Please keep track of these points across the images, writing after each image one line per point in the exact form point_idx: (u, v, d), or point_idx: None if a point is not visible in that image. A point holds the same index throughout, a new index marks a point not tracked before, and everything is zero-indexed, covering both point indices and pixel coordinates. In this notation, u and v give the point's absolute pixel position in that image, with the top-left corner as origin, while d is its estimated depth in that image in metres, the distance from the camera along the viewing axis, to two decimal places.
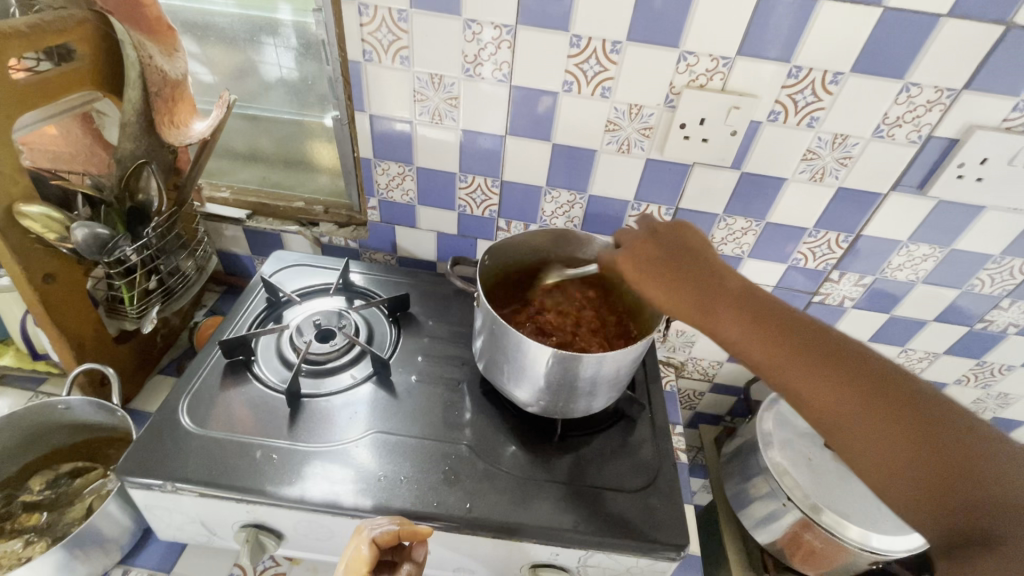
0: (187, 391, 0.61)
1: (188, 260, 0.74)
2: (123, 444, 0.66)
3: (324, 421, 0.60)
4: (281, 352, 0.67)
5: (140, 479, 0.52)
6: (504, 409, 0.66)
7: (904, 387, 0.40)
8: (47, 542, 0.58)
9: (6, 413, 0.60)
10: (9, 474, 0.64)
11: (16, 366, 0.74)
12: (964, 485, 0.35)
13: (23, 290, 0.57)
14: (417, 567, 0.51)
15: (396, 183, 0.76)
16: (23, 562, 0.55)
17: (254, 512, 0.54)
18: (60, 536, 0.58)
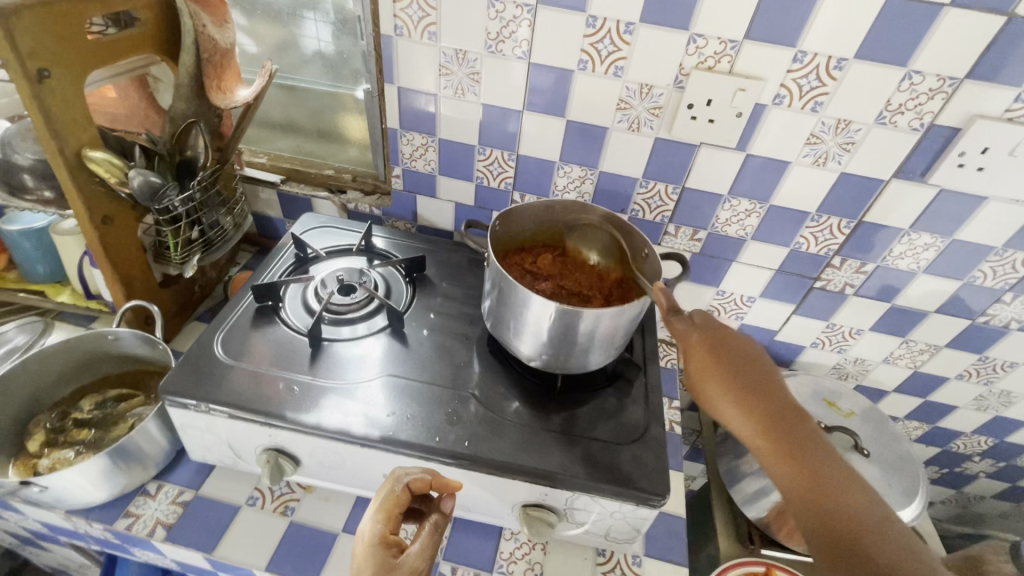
0: (221, 328, 0.67)
1: (227, 216, 0.81)
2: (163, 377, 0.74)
3: (342, 362, 0.66)
4: (306, 301, 0.73)
5: (179, 398, 0.59)
6: (507, 365, 0.71)
7: (833, 479, 0.50)
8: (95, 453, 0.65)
9: (65, 338, 0.68)
10: (63, 395, 0.71)
11: (72, 303, 0.82)
12: (877, 551, 0.45)
13: (86, 228, 0.64)
14: (444, 518, 0.53)
15: (419, 153, 0.81)
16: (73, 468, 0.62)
17: (275, 436, 0.60)
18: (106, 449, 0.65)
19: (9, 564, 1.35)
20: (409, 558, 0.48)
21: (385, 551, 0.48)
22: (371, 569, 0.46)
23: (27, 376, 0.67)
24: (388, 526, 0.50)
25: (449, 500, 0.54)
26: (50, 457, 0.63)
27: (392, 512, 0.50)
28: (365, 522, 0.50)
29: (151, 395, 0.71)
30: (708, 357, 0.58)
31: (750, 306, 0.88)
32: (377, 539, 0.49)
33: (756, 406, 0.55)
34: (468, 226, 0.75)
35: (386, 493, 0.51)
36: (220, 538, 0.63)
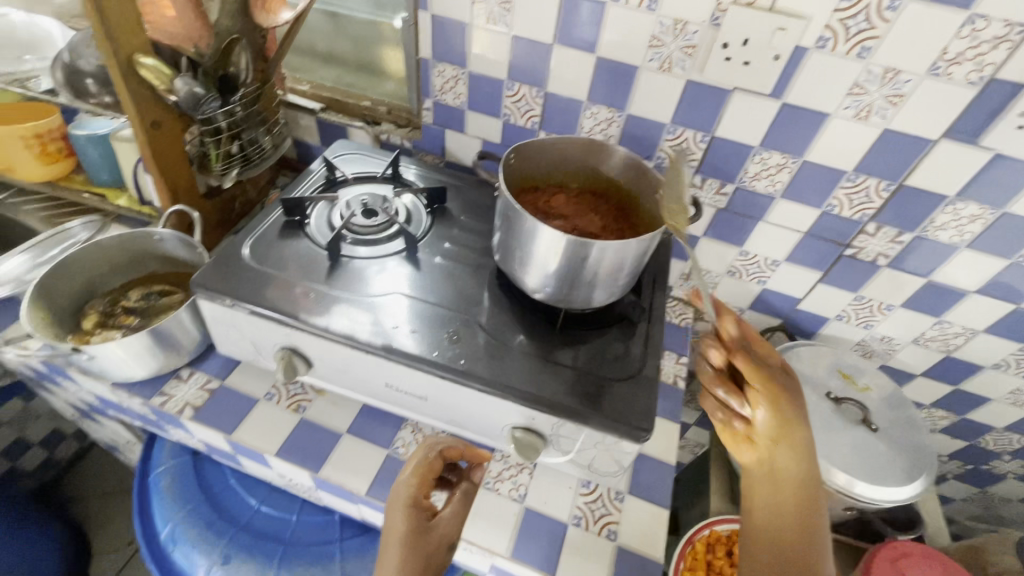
0: (250, 236, 0.72)
1: (266, 136, 0.85)
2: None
3: (357, 278, 0.69)
4: (330, 219, 0.76)
5: (209, 292, 0.65)
6: (514, 297, 0.72)
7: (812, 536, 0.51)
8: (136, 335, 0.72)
9: (118, 232, 0.75)
10: (115, 286, 0.79)
11: (128, 207, 0.91)
12: None
13: (136, 130, 0.69)
14: (473, 487, 0.62)
15: (450, 86, 0.82)
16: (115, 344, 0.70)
17: (291, 336, 0.65)
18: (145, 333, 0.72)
19: (76, 446, 1.55)
20: (441, 520, 0.57)
21: (422, 511, 0.56)
22: (407, 525, 0.55)
23: (84, 263, 0.75)
24: (424, 490, 0.58)
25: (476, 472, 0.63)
26: (100, 334, 0.72)
27: (426, 479, 0.59)
28: (404, 485, 0.58)
29: (189, 294, 0.78)
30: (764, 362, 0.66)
31: (774, 271, 0.85)
32: (415, 502, 0.57)
33: (782, 450, 0.54)
34: (481, 157, 0.78)
35: (424, 461, 0.60)
36: (239, 424, 0.69)
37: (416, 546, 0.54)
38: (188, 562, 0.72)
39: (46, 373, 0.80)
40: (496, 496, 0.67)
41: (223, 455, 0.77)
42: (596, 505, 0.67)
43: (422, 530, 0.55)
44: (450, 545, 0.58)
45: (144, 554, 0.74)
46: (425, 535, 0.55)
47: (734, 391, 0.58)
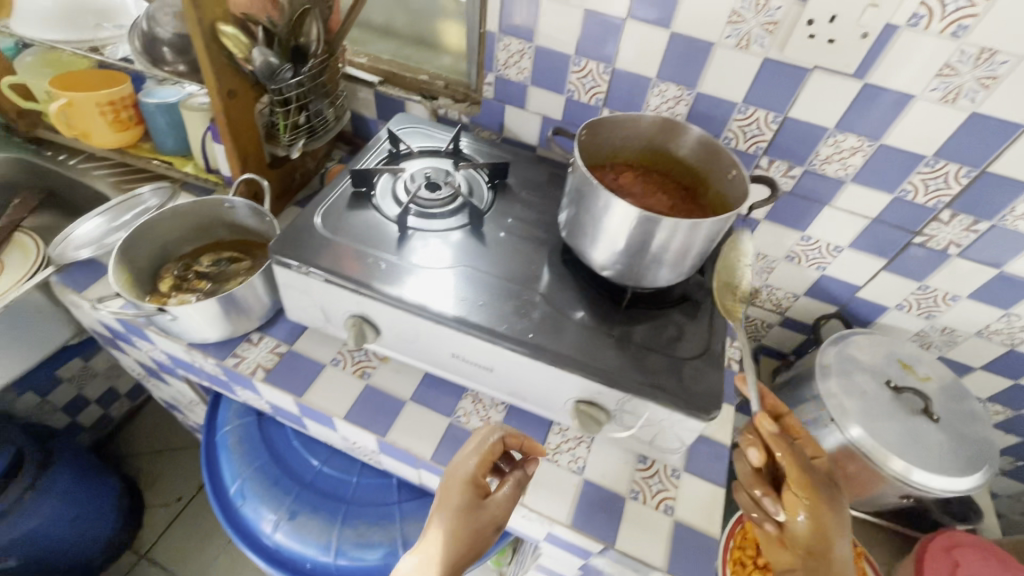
0: (321, 206, 0.74)
1: (329, 107, 0.86)
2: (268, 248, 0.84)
3: (424, 249, 0.71)
4: (396, 192, 0.77)
5: (285, 259, 0.67)
6: (576, 274, 0.73)
7: None
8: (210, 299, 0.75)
9: (192, 199, 0.78)
10: (186, 252, 0.82)
11: (195, 175, 0.94)
12: None
13: (214, 100, 0.71)
14: (526, 479, 0.61)
15: (514, 61, 0.81)
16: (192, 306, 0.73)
17: (362, 305, 0.67)
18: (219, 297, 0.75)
19: (129, 405, 1.63)
20: (492, 502, 0.58)
21: (476, 490, 0.57)
22: (461, 501, 0.57)
23: (160, 228, 0.78)
24: (482, 471, 0.59)
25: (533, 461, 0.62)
26: (176, 297, 0.75)
27: (485, 461, 0.59)
28: (464, 462, 0.59)
29: (257, 262, 0.81)
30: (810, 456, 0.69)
31: (835, 257, 0.84)
32: (472, 479, 0.58)
33: (811, 559, 0.57)
34: (553, 133, 0.74)
35: (484, 444, 0.60)
36: (309, 387, 0.72)
37: (467, 521, 0.55)
38: (256, 516, 0.76)
39: (121, 333, 0.84)
40: (555, 466, 0.69)
41: (288, 417, 0.80)
42: (653, 481, 0.69)
43: (473, 508, 0.57)
44: (498, 528, 0.59)
45: (215, 505, 0.78)
46: (475, 513, 0.56)
47: (771, 494, 0.61)
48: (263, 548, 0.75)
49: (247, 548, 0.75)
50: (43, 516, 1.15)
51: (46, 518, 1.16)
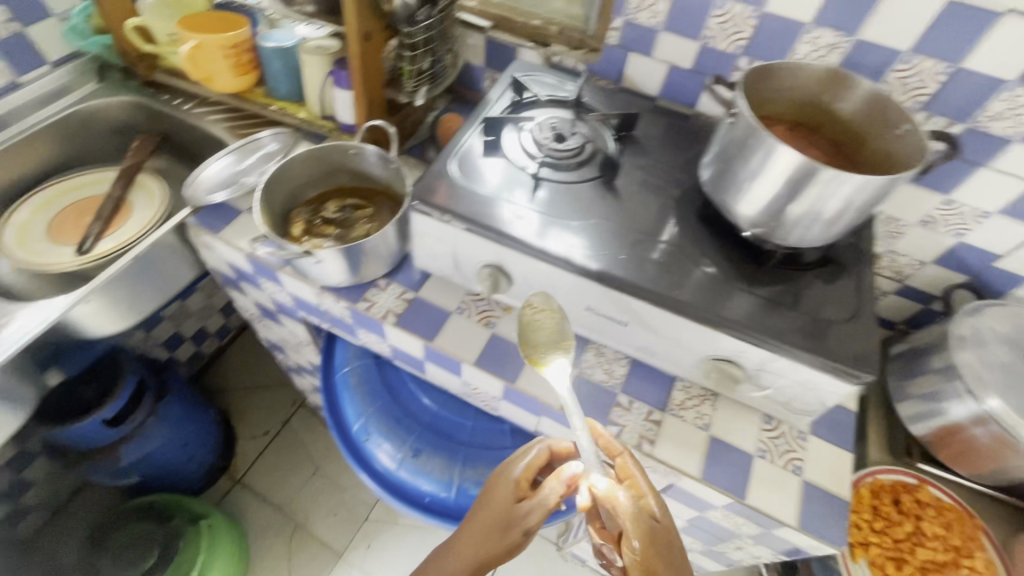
0: (453, 155, 0.74)
1: (448, 53, 0.85)
2: (390, 195, 0.85)
3: (559, 200, 0.70)
4: (524, 142, 0.76)
5: (426, 207, 0.67)
6: (712, 230, 0.70)
7: None
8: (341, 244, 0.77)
9: (321, 143, 0.79)
10: (311, 196, 0.84)
11: (308, 121, 0.94)
12: None
13: (353, 44, 0.71)
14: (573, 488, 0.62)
15: (648, 4, 0.77)
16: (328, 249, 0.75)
17: (500, 255, 0.67)
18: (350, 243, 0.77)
19: (216, 344, 1.73)
20: (528, 505, 0.61)
21: (512, 491, 0.63)
22: (504, 498, 0.63)
23: (292, 172, 0.79)
24: (524, 476, 0.64)
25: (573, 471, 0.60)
26: (309, 240, 0.77)
27: (526, 467, 0.65)
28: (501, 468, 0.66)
29: (380, 209, 0.83)
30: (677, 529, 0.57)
31: (979, 223, 0.78)
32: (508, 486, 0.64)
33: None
34: (712, 81, 0.65)
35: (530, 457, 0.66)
36: (437, 332, 0.75)
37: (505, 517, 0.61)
38: (379, 450, 0.81)
39: (248, 274, 0.88)
40: (681, 422, 0.70)
41: (407, 361, 0.83)
42: (779, 441, 0.69)
43: (501, 508, 0.62)
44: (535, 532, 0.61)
45: (339, 439, 0.82)
46: (502, 515, 0.61)
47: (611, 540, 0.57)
48: (386, 479, 0.79)
49: (370, 478, 0.79)
50: (161, 441, 1.25)
51: (163, 442, 1.26)
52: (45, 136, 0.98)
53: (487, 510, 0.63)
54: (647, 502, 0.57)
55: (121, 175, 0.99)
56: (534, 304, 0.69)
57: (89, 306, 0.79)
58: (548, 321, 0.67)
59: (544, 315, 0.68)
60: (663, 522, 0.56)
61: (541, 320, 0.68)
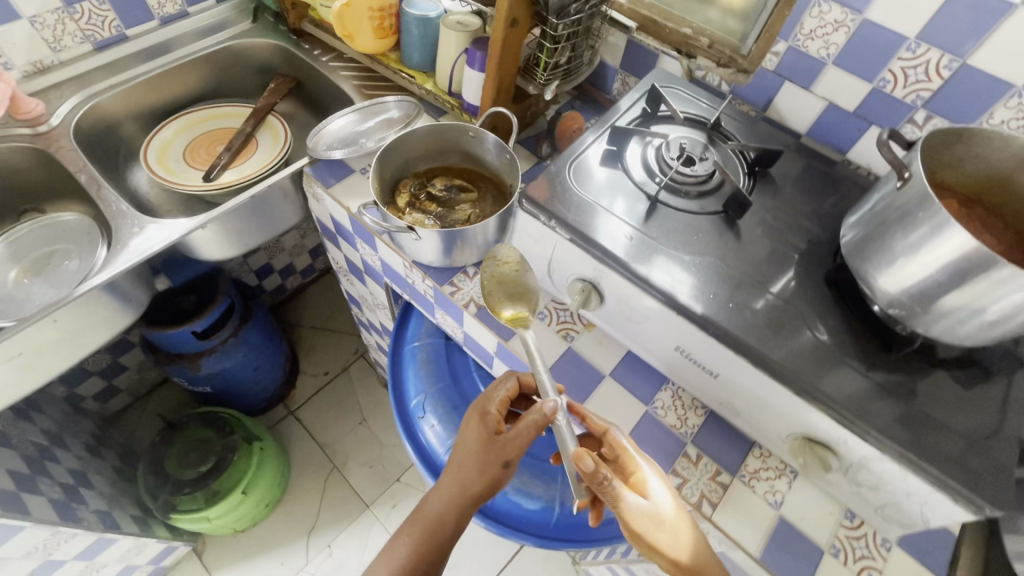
0: (571, 159, 0.71)
1: (587, 50, 0.82)
2: (497, 183, 0.84)
3: (673, 228, 0.65)
4: (648, 159, 0.72)
5: (533, 207, 0.65)
6: (839, 296, 0.62)
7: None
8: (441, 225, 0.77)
9: (443, 120, 0.79)
10: (422, 169, 0.85)
11: (434, 95, 0.95)
12: None
13: (498, 27, 0.70)
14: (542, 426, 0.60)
15: (823, 33, 0.70)
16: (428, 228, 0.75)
17: (597, 272, 0.64)
18: (449, 226, 0.77)
19: (300, 281, 1.84)
20: (498, 441, 0.60)
21: (485, 428, 0.62)
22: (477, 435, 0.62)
23: (409, 143, 0.80)
24: (495, 409, 0.65)
25: (551, 404, 0.58)
26: (411, 215, 0.77)
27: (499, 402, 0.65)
28: (474, 404, 0.66)
29: (483, 196, 0.82)
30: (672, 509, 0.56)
31: None
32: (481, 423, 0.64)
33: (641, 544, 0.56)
34: (888, 135, 0.57)
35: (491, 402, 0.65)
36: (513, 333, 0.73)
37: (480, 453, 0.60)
38: (430, 432, 0.82)
39: (346, 232, 0.91)
40: (750, 492, 0.64)
41: (476, 352, 0.82)
42: (859, 545, 0.61)
43: (477, 444, 0.61)
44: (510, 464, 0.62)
45: (395, 410, 0.84)
46: (477, 453, 0.60)
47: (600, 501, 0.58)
48: (431, 461, 0.80)
49: (416, 457, 0.80)
50: (236, 361, 1.35)
51: (239, 362, 1.36)
52: (199, 66, 1.06)
53: (460, 450, 0.62)
54: (622, 500, 0.54)
55: (255, 114, 1.05)
56: (503, 258, 0.73)
57: (205, 233, 0.84)
58: (511, 272, 0.72)
59: (509, 266, 0.73)
60: (641, 516, 0.54)
61: (507, 272, 0.73)
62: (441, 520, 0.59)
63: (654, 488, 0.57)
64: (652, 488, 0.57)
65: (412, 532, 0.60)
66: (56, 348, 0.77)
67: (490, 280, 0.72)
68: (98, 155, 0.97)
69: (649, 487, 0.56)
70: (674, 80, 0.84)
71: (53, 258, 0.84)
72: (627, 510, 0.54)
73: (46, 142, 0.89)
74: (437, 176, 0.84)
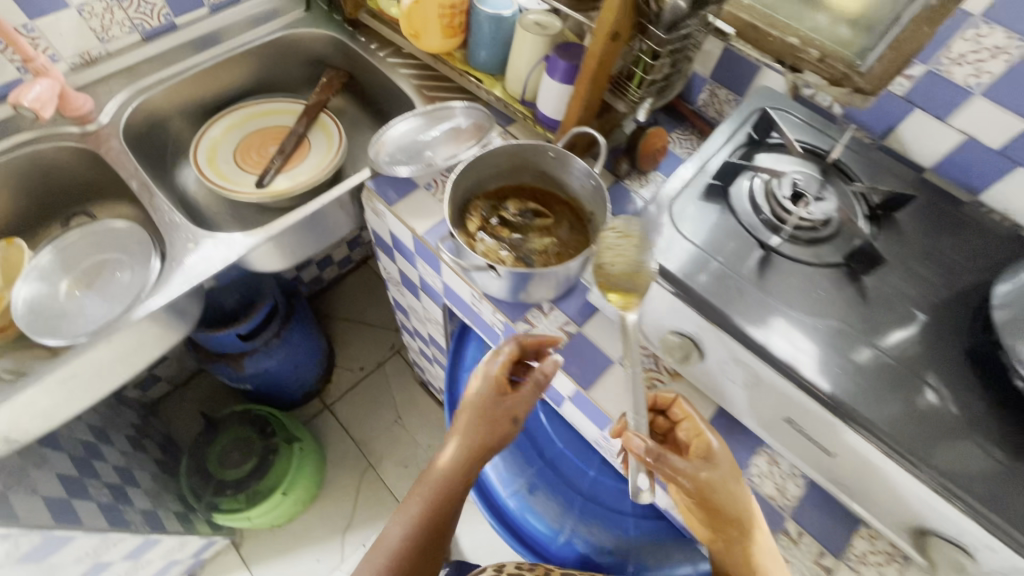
0: (671, 195, 0.64)
1: (686, 65, 0.73)
2: (573, 207, 0.76)
3: (790, 283, 0.58)
4: (757, 196, 0.64)
5: (631, 252, 0.59)
6: (986, 372, 0.53)
7: (721, 540, 0.60)
8: (516, 258, 0.71)
9: (522, 139, 0.71)
10: (491, 188, 0.78)
11: (504, 102, 0.87)
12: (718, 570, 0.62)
13: (598, 41, 0.62)
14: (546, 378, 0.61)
15: (976, 58, 0.61)
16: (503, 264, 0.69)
17: (702, 329, 0.57)
18: (526, 259, 0.71)
19: (337, 272, 1.81)
20: (498, 399, 0.62)
21: (488, 391, 0.62)
22: (484, 399, 0.62)
23: (481, 163, 0.73)
24: (501, 375, 0.62)
25: (551, 364, 0.60)
26: (484, 243, 0.71)
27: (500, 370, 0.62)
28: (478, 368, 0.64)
29: (562, 224, 0.75)
30: (730, 482, 0.57)
31: None
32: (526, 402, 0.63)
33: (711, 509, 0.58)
34: None
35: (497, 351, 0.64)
36: (594, 381, 0.67)
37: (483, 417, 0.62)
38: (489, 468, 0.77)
39: (406, 250, 0.85)
40: None
41: (546, 389, 0.78)
42: None
43: (479, 411, 0.62)
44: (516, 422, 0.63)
45: None
46: (473, 413, 0.62)
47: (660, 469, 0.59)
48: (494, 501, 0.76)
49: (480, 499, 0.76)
50: (278, 360, 1.33)
51: (280, 361, 1.34)
52: (250, 58, 1.00)
53: (468, 411, 0.63)
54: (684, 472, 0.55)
55: (307, 112, 0.99)
56: (619, 228, 0.62)
57: (263, 251, 0.78)
58: (627, 249, 0.60)
59: (624, 241, 0.61)
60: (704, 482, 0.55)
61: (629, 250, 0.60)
62: (451, 480, 0.62)
63: (717, 455, 0.58)
64: (722, 457, 0.58)
65: (423, 494, 0.63)
66: (114, 371, 0.73)
67: (603, 255, 0.61)
68: (147, 155, 0.93)
69: (713, 451, 0.58)
70: (782, 97, 0.75)
71: (105, 269, 0.80)
72: (694, 476, 0.55)
73: (95, 142, 0.84)
74: (508, 197, 0.77)
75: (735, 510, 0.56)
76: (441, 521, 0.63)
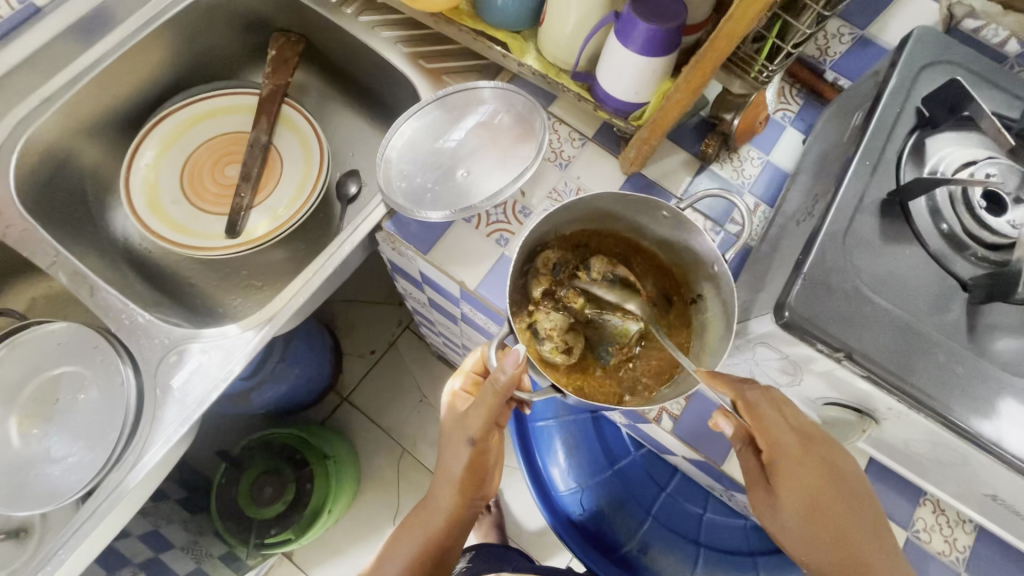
0: (841, 228, 0.46)
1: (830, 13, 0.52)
2: (669, 276, 0.59)
3: (1012, 338, 0.44)
4: (944, 208, 0.47)
5: (807, 334, 0.43)
6: None
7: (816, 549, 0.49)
8: (585, 343, 0.56)
9: (623, 190, 0.51)
10: (567, 232, 0.58)
11: (541, 75, 0.62)
12: None
13: (742, 18, 0.40)
14: (506, 381, 0.48)
15: None
16: (568, 356, 0.54)
17: (892, 412, 0.46)
18: (598, 356, 0.56)
19: None
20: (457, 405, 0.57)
21: (460, 402, 0.58)
22: (453, 413, 0.58)
23: (568, 210, 0.54)
24: (467, 380, 0.58)
25: (514, 358, 0.46)
26: (550, 317, 0.54)
27: (468, 373, 0.58)
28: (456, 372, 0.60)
29: (661, 308, 0.58)
30: (799, 475, 0.48)
31: None
32: (468, 394, 0.58)
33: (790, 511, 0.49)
34: None
35: (463, 367, 0.60)
36: (727, 453, 0.57)
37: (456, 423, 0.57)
38: (578, 516, 0.80)
39: (445, 294, 0.67)
40: None
41: (651, 441, 0.68)
42: None
43: (447, 422, 0.59)
44: (487, 449, 0.58)
45: (542, 494, 0.82)
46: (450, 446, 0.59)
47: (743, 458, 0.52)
48: (597, 539, 0.79)
49: (552, 520, 0.80)
50: (290, 382, 1.17)
51: (293, 383, 1.19)
52: (159, 43, 0.71)
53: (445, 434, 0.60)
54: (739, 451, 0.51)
55: (263, 108, 0.75)
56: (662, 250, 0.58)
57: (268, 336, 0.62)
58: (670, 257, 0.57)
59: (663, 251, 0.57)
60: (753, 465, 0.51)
61: (666, 263, 0.58)
62: (439, 523, 0.63)
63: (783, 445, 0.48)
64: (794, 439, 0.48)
65: (412, 535, 0.65)
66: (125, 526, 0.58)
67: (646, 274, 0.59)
68: (63, 213, 0.70)
69: (777, 444, 0.48)
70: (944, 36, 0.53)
71: (60, 390, 0.63)
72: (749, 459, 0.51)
73: None
74: (587, 246, 0.59)
75: (804, 500, 0.48)
76: (433, 556, 0.64)
